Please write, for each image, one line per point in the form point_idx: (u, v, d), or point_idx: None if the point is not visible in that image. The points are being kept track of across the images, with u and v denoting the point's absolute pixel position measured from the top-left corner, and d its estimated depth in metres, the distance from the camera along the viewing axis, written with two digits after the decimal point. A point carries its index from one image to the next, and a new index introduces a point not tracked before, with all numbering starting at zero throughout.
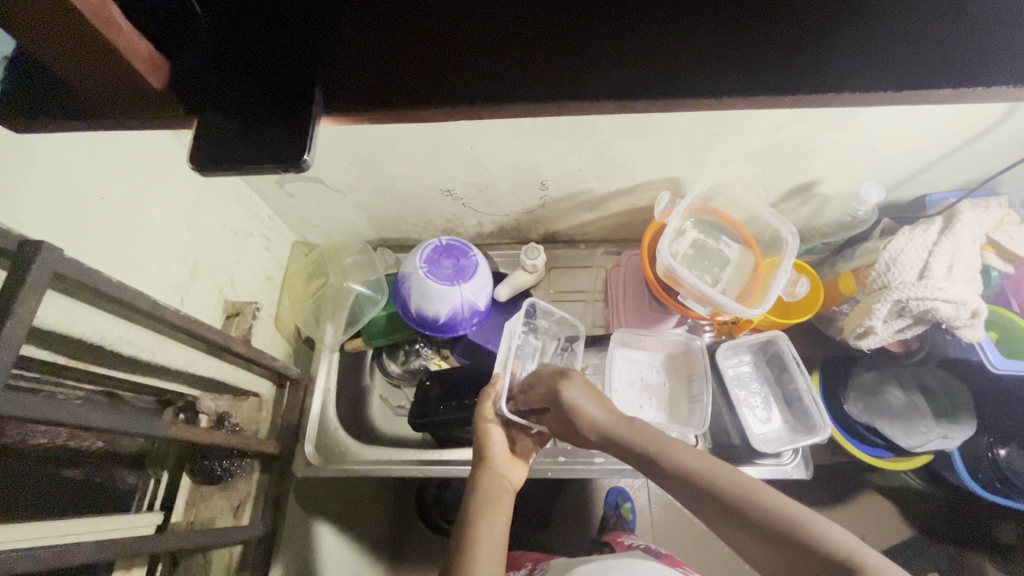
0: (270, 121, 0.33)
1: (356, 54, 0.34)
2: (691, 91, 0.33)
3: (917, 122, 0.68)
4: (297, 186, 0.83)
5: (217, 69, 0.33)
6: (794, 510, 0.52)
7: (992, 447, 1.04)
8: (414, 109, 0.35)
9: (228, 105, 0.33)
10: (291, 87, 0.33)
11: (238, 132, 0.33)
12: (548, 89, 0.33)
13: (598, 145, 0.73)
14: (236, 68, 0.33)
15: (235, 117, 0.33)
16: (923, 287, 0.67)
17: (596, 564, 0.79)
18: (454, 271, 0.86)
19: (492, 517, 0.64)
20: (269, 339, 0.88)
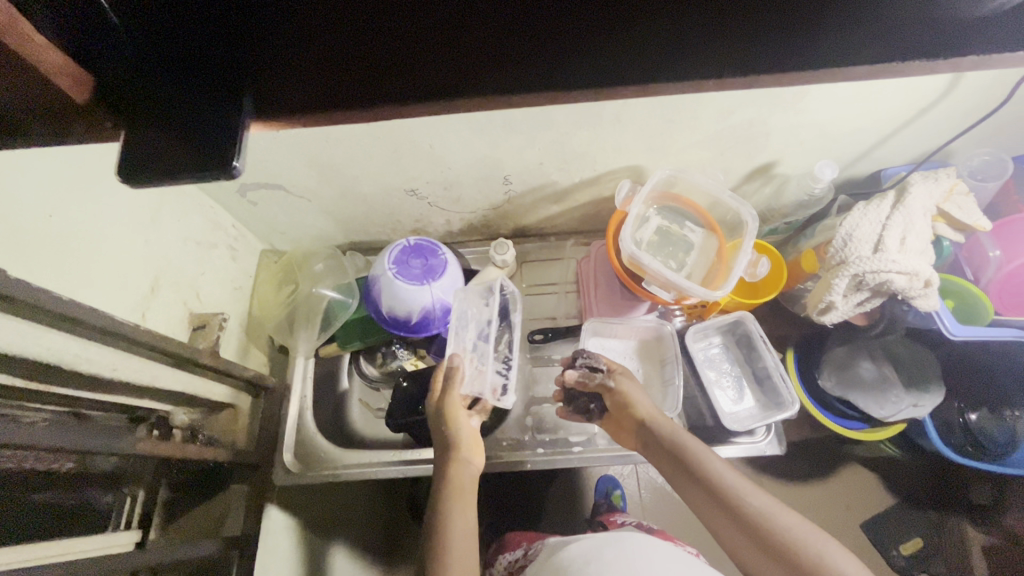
0: (201, 131, 0.34)
1: (284, 64, 0.34)
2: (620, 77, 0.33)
3: (863, 96, 0.69)
4: (260, 194, 0.83)
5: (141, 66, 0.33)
6: (806, 537, 0.59)
7: (962, 413, 1.13)
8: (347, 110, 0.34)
9: (159, 114, 0.34)
10: (224, 99, 0.34)
11: (172, 142, 0.33)
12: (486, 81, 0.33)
13: (556, 137, 0.74)
14: (165, 68, 0.34)
15: (168, 126, 0.34)
16: (878, 260, 0.69)
17: (587, 538, 0.80)
18: (423, 271, 0.87)
19: (465, 516, 0.66)
20: (239, 350, 0.87)
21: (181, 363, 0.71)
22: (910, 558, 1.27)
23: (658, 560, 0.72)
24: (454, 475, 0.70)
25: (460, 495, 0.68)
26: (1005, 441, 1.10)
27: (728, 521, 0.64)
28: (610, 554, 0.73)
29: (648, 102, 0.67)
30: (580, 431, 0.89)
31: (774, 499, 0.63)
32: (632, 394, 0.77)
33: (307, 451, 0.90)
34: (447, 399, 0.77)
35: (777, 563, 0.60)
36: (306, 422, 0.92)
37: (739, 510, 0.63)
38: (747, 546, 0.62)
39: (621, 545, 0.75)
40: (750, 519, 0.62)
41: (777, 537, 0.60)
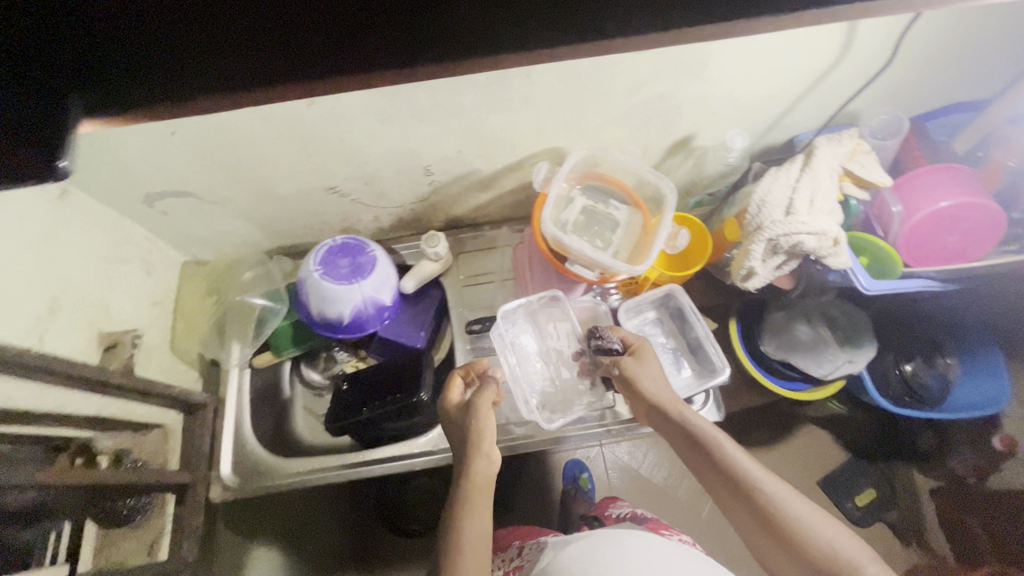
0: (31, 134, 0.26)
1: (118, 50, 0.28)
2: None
3: (761, 62, 0.70)
4: (169, 203, 0.80)
5: None
6: (821, 527, 0.56)
7: (898, 365, 1.17)
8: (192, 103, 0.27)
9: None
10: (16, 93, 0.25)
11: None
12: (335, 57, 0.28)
13: (467, 123, 0.73)
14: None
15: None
16: (789, 223, 0.71)
17: (585, 537, 0.79)
18: (351, 270, 0.85)
19: (481, 519, 0.62)
20: (163, 367, 0.84)
21: (93, 386, 0.68)
22: (865, 509, 1.32)
23: (660, 560, 0.72)
24: (473, 471, 0.66)
25: (479, 495, 0.65)
26: (937, 386, 1.15)
27: (740, 507, 0.61)
28: (611, 555, 0.72)
29: (551, 79, 0.68)
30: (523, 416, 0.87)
31: (789, 488, 0.59)
32: (641, 376, 0.75)
33: (249, 465, 0.87)
34: (480, 396, 0.74)
35: (790, 555, 0.56)
36: (245, 435, 0.89)
37: (750, 496, 0.60)
38: (758, 535, 0.60)
39: (621, 544, 0.75)
40: (761, 507, 0.59)
41: (787, 528, 0.57)
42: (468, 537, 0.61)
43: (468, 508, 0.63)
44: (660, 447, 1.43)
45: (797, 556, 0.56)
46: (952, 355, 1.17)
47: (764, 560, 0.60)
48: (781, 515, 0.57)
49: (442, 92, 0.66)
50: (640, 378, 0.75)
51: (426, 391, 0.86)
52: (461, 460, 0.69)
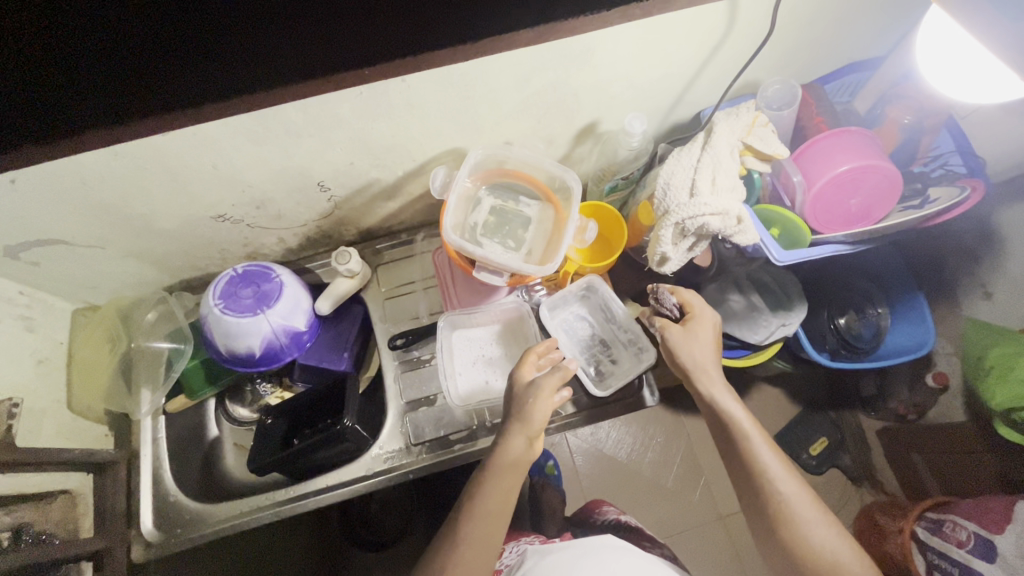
0: None
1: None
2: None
3: (645, 44, 0.68)
4: (39, 253, 0.73)
5: None
6: (821, 535, 0.62)
7: (832, 320, 1.19)
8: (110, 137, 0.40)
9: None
10: None
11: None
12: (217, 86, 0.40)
13: (351, 133, 0.69)
14: None
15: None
16: (693, 205, 0.70)
17: (563, 546, 0.80)
18: (255, 299, 0.79)
19: (506, 491, 0.65)
20: (61, 430, 0.77)
21: None
22: (818, 457, 1.38)
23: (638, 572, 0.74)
24: (509, 450, 0.66)
25: (514, 472, 0.65)
26: (871, 335, 1.18)
27: (752, 496, 0.67)
28: (592, 566, 0.74)
29: (429, 82, 0.64)
30: (457, 427, 0.85)
31: (805, 498, 0.63)
32: (682, 348, 0.76)
33: (176, 516, 0.82)
34: (541, 376, 0.70)
35: (780, 547, 0.64)
36: (167, 486, 0.84)
37: (766, 494, 0.65)
38: (760, 525, 0.66)
39: (601, 556, 0.77)
40: (773, 505, 0.64)
41: (789, 532, 0.63)
42: (484, 508, 0.64)
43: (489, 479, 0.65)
44: (620, 428, 1.45)
45: (788, 554, 0.63)
46: (881, 304, 1.21)
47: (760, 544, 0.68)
48: (788, 516, 0.63)
49: (314, 107, 0.62)
50: (681, 350, 0.76)
51: (352, 415, 0.80)
52: (504, 431, 0.69)
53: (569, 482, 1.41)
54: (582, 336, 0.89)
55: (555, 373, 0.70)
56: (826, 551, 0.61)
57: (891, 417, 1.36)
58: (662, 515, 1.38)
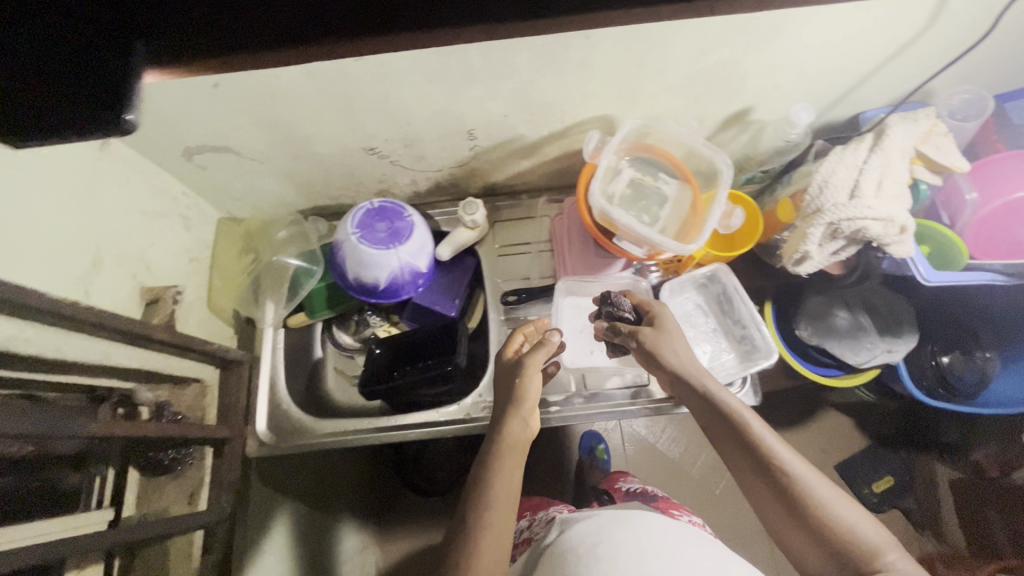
0: (71, 82, 0.29)
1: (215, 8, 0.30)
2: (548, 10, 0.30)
3: (838, 32, 0.65)
4: (208, 158, 0.78)
5: (36, 55, 0.29)
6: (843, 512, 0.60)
7: (935, 356, 1.13)
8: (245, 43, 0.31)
9: (58, 70, 0.29)
10: (93, 61, 0.29)
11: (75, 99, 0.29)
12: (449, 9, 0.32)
13: (519, 86, 0.70)
14: (64, 69, 0.29)
15: (49, 96, 0.29)
16: (853, 207, 0.68)
17: (594, 517, 0.80)
18: (388, 234, 0.83)
19: (510, 476, 0.65)
20: (202, 324, 0.84)
21: (134, 340, 0.68)
22: (881, 495, 1.32)
23: (670, 542, 0.72)
24: (509, 431, 0.68)
25: (512, 451, 0.67)
26: (973, 381, 1.11)
27: (762, 485, 0.64)
28: (618, 535, 0.72)
29: (612, 43, 0.64)
30: (557, 390, 0.87)
31: (816, 475, 0.62)
32: (662, 347, 0.72)
33: (281, 422, 0.89)
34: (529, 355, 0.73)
35: (803, 531, 0.61)
36: (276, 393, 0.90)
37: (777, 481, 0.62)
38: (776, 511, 0.63)
39: (629, 524, 0.75)
40: (788, 491, 0.61)
41: (813, 511, 0.60)
42: (498, 492, 0.63)
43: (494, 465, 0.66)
44: (678, 424, 1.44)
45: (815, 536, 0.60)
46: (991, 349, 1.12)
47: (775, 531, 0.65)
48: (807, 500, 0.60)
49: (496, 53, 0.63)
50: (663, 350, 0.72)
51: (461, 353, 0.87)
52: (500, 417, 0.71)
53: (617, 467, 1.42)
54: (699, 325, 0.86)
55: (544, 351, 0.74)
56: (851, 525, 0.59)
57: (968, 471, 1.26)
58: (705, 518, 1.36)
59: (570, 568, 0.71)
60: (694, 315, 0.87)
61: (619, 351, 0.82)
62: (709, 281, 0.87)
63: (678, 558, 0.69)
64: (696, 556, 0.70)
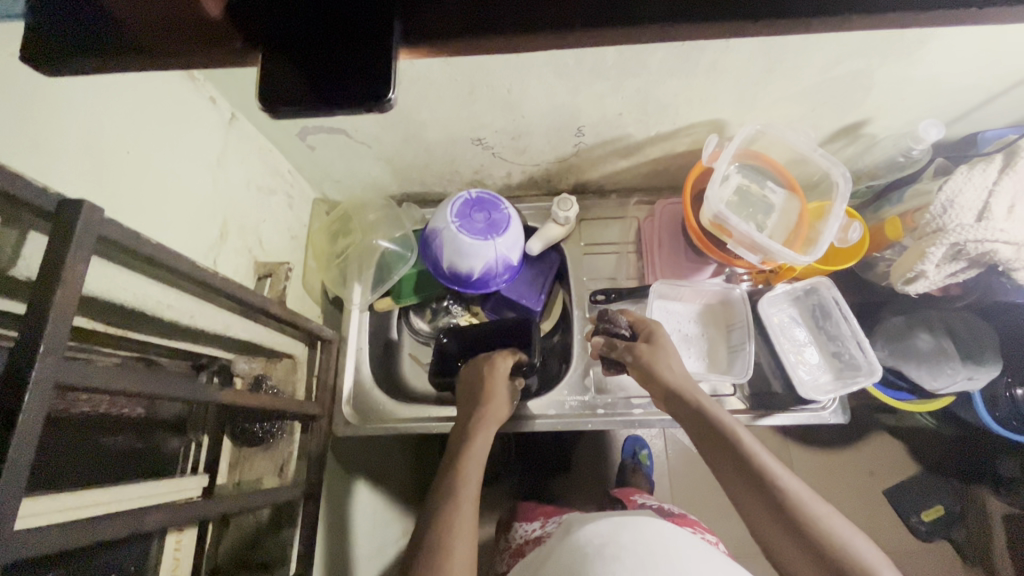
0: (318, 54, 0.30)
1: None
2: (780, 10, 0.30)
3: (985, 50, 0.63)
4: (320, 138, 0.79)
5: (284, 27, 0.30)
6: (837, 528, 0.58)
7: (1009, 387, 1.08)
8: (485, 36, 0.30)
9: (321, 43, 0.30)
10: (340, 46, 0.29)
11: (333, 72, 0.29)
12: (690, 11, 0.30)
13: (643, 85, 0.69)
14: (315, 47, 0.30)
15: (306, 72, 0.30)
16: (982, 229, 0.66)
17: (601, 520, 0.80)
18: (486, 225, 0.83)
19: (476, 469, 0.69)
20: (297, 301, 0.86)
21: (249, 312, 0.69)
22: (930, 524, 1.27)
23: (677, 550, 0.72)
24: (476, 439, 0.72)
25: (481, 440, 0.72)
26: None
27: (754, 500, 0.62)
28: (629, 538, 0.73)
29: (752, 48, 0.63)
30: (641, 393, 0.87)
31: (806, 485, 0.61)
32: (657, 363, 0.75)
33: (361, 403, 0.90)
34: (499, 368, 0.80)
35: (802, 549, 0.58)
36: (359, 374, 0.91)
37: (771, 491, 0.61)
38: (769, 524, 0.61)
39: (640, 530, 0.75)
40: (781, 501, 0.60)
41: (807, 523, 0.58)
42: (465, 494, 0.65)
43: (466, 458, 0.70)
44: None
45: (808, 546, 0.57)
46: None
47: (772, 551, 0.61)
48: (799, 509, 0.59)
49: (632, 51, 0.63)
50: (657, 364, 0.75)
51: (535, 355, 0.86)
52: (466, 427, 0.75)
53: (659, 474, 1.41)
54: (793, 339, 0.85)
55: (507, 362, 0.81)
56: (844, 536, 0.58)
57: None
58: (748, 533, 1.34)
59: (578, 564, 0.70)
60: (788, 330, 0.86)
61: (614, 370, 0.83)
62: (805, 296, 0.87)
63: (684, 564, 0.69)
64: (699, 563, 0.71)
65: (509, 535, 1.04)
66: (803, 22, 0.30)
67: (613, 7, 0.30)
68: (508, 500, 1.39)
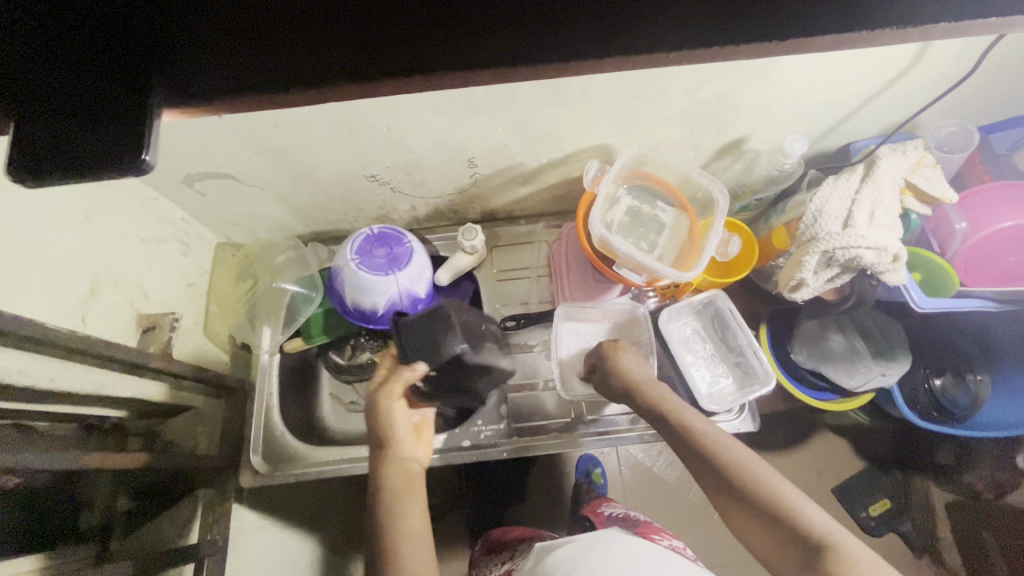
0: (77, 117, 0.29)
1: (223, 53, 0.30)
2: (541, 56, 0.30)
3: (829, 72, 0.67)
4: (208, 184, 0.78)
5: (40, 95, 0.29)
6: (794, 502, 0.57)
7: (928, 379, 1.12)
8: (250, 95, 0.30)
9: (80, 107, 0.29)
10: (98, 108, 0.29)
11: (87, 142, 0.29)
12: (452, 54, 0.30)
13: (520, 117, 0.71)
14: (75, 114, 0.29)
15: (67, 139, 0.29)
16: (847, 236, 0.69)
17: (568, 543, 0.78)
18: (387, 260, 0.83)
19: (421, 541, 0.65)
20: (196, 349, 0.83)
21: (130, 368, 0.67)
22: (878, 518, 1.28)
23: (643, 565, 0.71)
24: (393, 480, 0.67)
25: (413, 493, 0.67)
26: (967, 404, 1.10)
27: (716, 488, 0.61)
28: (596, 560, 0.72)
29: (611, 79, 0.65)
30: (558, 415, 0.88)
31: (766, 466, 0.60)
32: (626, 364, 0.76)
33: (276, 449, 0.87)
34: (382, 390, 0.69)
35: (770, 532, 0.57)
36: (273, 419, 0.89)
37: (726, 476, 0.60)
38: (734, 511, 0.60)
39: (604, 550, 0.74)
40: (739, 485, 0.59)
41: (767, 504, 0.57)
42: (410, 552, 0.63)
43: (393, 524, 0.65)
44: (675, 447, 1.42)
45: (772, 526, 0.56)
46: (982, 371, 1.11)
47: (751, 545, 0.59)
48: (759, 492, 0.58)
49: (498, 87, 0.64)
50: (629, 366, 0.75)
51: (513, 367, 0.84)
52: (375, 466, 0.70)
53: (612, 491, 1.40)
54: (695, 350, 0.87)
55: (395, 384, 0.69)
56: (821, 524, 0.55)
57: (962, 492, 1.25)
58: (700, 544, 1.34)
59: None
60: (691, 342, 0.88)
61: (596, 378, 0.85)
62: (704, 306, 0.88)
63: None
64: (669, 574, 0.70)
65: (478, 569, 1.01)
66: (565, 64, 0.30)
67: (369, 63, 0.30)
68: (462, 532, 1.36)
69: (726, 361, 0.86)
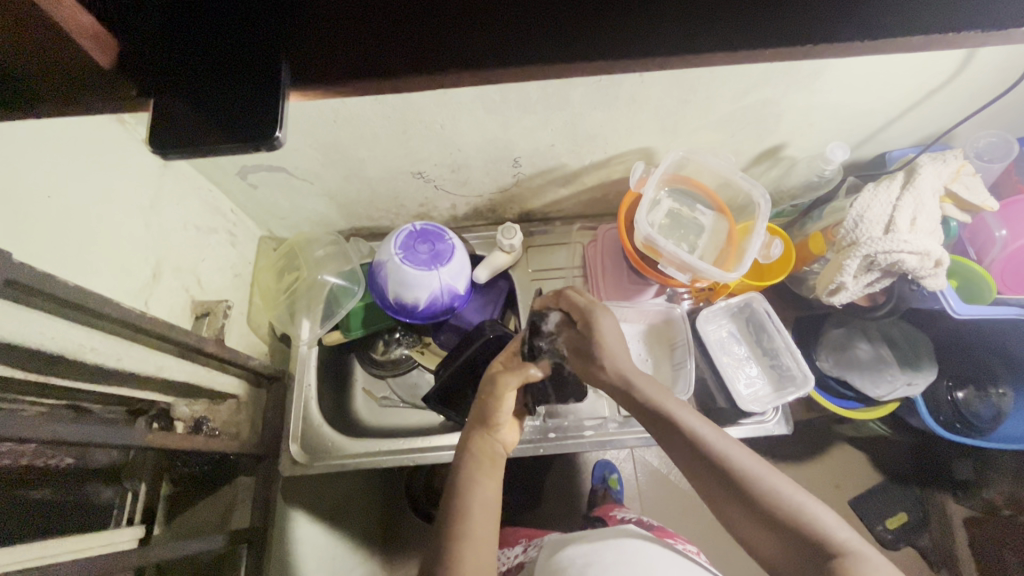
0: (210, 99, 0.31)
1: (350, 39, 0.31)
2: (647, 50, 0.31)
3: (875, 81, 0.69)
4: (260, 177, 0.80)
5: (176, 73, 0.31)
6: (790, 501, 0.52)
7: (950, 391, 1.13)
8: (368, 83, 0.32)
9: (215, 86, 0.31)
10: (231, 88, 0.31)
11: (217, 122, 0.31)
12: (560, 47, 0.31)
13: (569, 118, 0.73)
14: (209, 92, 0.31)
15: (201, 118, 0.31)
16: (889, 241, 0.70)
17: (584, 539, 0.80)
18: (430, 256, 0.84)
19: (487, 522, 0.61)
20: (241, 338, 0.85)
21: (184, 353, 0.68)
22: (895, 532, 1.27)
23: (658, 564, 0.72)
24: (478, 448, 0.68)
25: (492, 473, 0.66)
26: (990, 416, 1.11)
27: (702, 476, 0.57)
28: (610, 558, 0.73)
29: (663, 83, 0.67)
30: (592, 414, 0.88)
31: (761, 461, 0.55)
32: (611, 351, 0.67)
33: (313, 441, 0.87)
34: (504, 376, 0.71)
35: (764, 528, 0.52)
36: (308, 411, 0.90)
37: (722, 468, 0.55)
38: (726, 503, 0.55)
39: (620, 548, 0.75)
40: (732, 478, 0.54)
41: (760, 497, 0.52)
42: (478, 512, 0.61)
43: (468, 504, 0.61)
44: None
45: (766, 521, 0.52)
46: (1005, 385, 1.11)
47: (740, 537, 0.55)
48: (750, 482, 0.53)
49: (554, 87, 0.66)
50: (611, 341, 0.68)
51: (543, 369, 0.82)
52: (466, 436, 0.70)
53: (629, 497, 1.40)
54: (732, 352, 0.88)
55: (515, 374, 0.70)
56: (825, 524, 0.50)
57: None
58: (716, 553, 1.34)
59: None
60: (727, 343, 0.89)
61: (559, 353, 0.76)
62: (741, 308, 0.90)
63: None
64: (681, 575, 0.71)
65: None
66: (667, 58, 0.31)
67: (483, 58, 0.31)
68: None
69: (762, 364, 0.88)
